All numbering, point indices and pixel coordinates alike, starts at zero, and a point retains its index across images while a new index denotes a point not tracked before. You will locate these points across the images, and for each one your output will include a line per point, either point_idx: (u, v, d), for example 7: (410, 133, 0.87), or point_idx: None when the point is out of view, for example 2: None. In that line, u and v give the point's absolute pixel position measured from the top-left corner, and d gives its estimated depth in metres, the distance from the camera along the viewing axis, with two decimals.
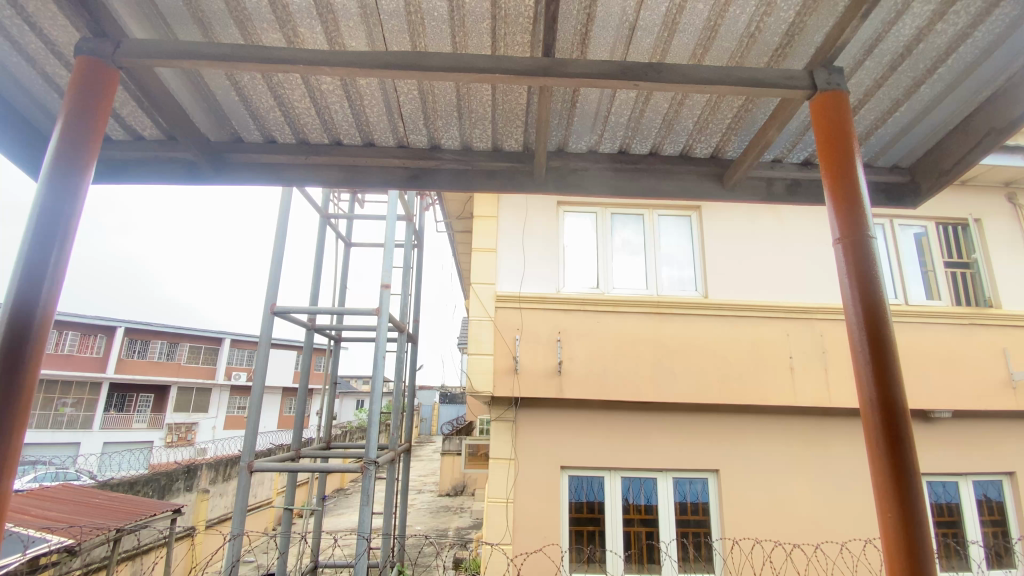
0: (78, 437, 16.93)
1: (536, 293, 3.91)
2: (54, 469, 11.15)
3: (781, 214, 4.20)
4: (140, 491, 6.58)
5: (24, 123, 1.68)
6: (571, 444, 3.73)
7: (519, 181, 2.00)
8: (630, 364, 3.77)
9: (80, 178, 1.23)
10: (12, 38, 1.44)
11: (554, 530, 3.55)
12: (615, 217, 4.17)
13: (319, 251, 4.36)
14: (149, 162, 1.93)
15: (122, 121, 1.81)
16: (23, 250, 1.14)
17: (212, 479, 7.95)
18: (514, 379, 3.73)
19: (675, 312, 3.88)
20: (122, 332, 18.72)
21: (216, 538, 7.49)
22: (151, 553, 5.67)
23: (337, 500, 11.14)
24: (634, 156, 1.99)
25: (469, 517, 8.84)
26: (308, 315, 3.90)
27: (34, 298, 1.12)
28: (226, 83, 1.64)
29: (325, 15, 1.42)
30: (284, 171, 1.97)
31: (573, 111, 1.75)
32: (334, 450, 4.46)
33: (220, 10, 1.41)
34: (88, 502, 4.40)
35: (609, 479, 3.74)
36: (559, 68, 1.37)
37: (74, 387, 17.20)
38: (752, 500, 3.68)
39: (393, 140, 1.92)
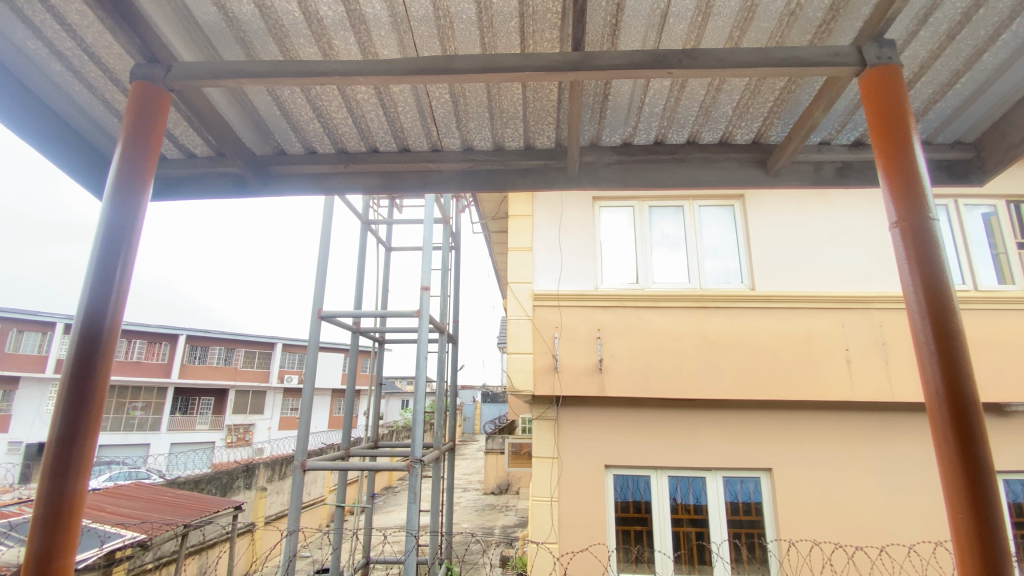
0: (148, 438, 18.14)
1: (575, 291, 3.88)
2: (127, 470, 12.04)
3: (832, 199, 3.98)
4: (204, 489, 6.97)
5: (85, 145, 1.80)
6: (615, 443, 3.68)
7: (552, 178, 2.00)
8: (675, 361, 3.68)
9: (140, 196, 1.31)
10: (74, 68, 1.54)
11: (600, 530, 3.52)
12: (653, 210, 4.07)
13: (361, 257, 4.51)
14: (201, 179, 2.05)
15: (176, 142, 1.92)
16: (91, 266, 1.23)
17: (269, 478, 8.36)
18: (555, 378, 3.71)
19: (720, 305, 3.76)
20: (184, 339, 19.92)
21: (274, 535, 7.85)
22: (215, 548, 6.00)
23: (385, 498, 11.47)
24: (671, 147, 1.94)
25: (515, 516, 8.87)
26: (353, 319, 4.03)
27: (104, 310, 1.20)
28: (269, 98, 1.70)
29: (357, 26, 1.46)
30: (325, 180, 2.04)
31: (605, 104, 1.72)
32: (381, 450, 4.58)
33: (259, 29, 1.46)
34: (157, 500, 4.71)
35: (656, 478, 3.66)
36: (588, 62, 1.35)
37: (143, 391, 18.46)
38: (808, 500, 3.52)
39: (427, 144, 1.95)
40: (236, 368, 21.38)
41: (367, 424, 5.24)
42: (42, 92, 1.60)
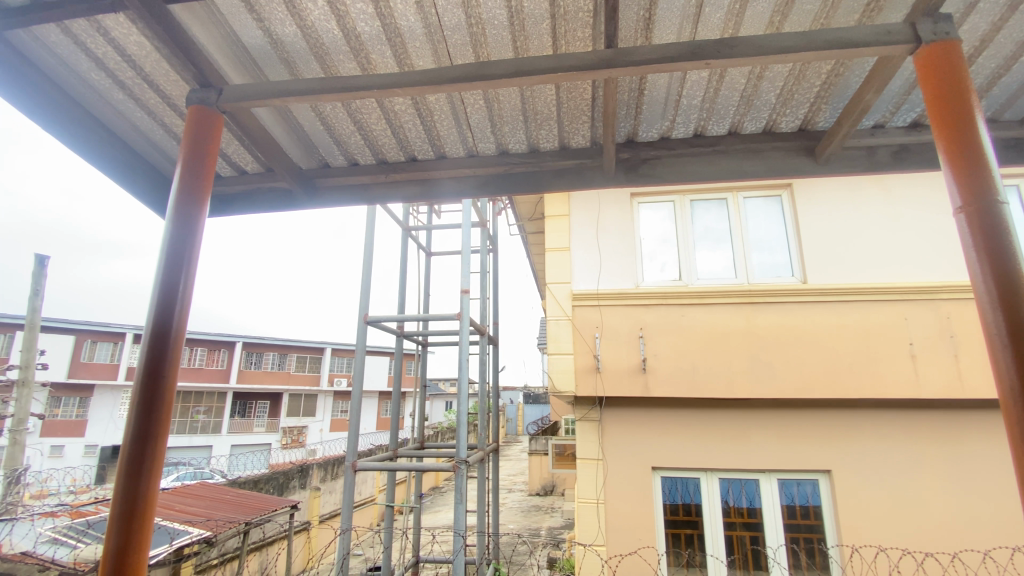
0: (211, 441, 19.23)
1: (615, 290, 3.82)
2: (192, 470, 12.83)
3: (889, 184, 3.75)
4: (263, 488, 7.32)
5: (146, 167, 1.93)
6: (661, 444, 3.60)
7: (589, 177, 1.98)
8: (722, 359, 3.57)
9: (199, 214, 1.39)
10: (135, 96, 1.66)
11: (649, 532, 3.45)
12: (695, 204, 3.96)
13: (403, 263, 4.62)
14: (253, 195, 2.17)
15: (229, 160, 2.03)
16: (157, 280, 1.31)
17: (322, 478, 8.68)
18: (597, 379, 3.67)
19: (769, 300, 3.62)
20: (241, 346, 20.98)
21: (328, 533, 8.16)
22: (274, 545, 6.30)
23: (432, 498, 11.68)
24: (711, 139, 1.88)
25: (561, 517, 8.84)
26: (396, 323, 4.14)
27: (168, 322, 1.28)
28: (312, 114, 1.77)
29: (393, 39, 1.50)
30: (366, 190, 2.11)
31: (641, 100, 1.69)
32: (428, 451, 4.67)
33: (302, 49, 1.53)
34: (220, 499, 4.99)
35: (706, 480, 3.56)
36: (621, 58, 1.33)
37: (205, 396, 19.59)
38: (871, 503, 3.34)
39: (463, 150, 1.99)
40: (289, 373, 22.32)
41: (413, 426, 5.36)
42: (107, 119, 1.73)
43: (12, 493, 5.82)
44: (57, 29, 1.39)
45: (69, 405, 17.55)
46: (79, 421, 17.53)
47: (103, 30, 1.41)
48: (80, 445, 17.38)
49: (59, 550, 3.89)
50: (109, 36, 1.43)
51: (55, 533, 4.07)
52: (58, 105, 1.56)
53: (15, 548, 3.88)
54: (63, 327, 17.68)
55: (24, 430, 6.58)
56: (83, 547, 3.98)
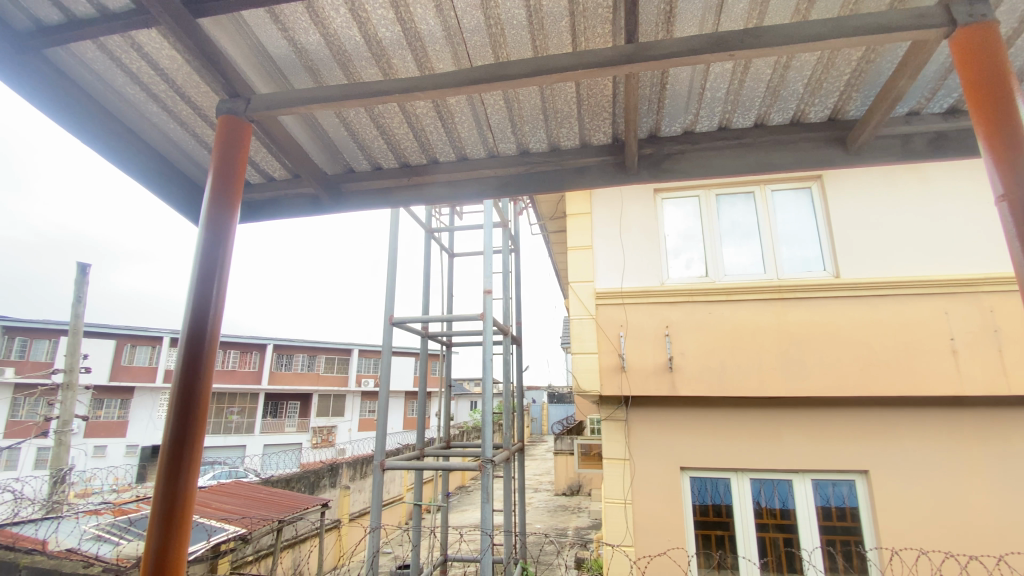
0: (244, 440, 19.84)
1: (639, 288, 3.78)
2: (228, 468, 13.25)
3: (927, 173, 3.60)
4: (295, 486, 7.50)
5: (180, 176, 2.00)
6: (690, 443, 3.54)
7: (611, 174, 1.96)
8: (752, 357, 3.49)
9: (230, 220, 1.42)
10: (168, 107, 1.72)
11: (678, 533, 3.41)
12: (721, 198, 3.88)
13: (427, 264, 4.67)
14: (281, 201, 2.22)
15: (257, 167, 2.08)
16: (192, 286, 1.35)
17: (351, 477, 8.86)
18: (622, 378, 3.63)
19: (800, 296, 3.52)
20: (271, 348, 21.53)
21: (358, 531, 8.32)
22: (306, 542, 6.45)
23: (459, 497, 11.77)
24: (736, 131, 1.84)
25: (588, 517, 8.79)
26: (421, 324, 4.19)
27: (203, 328, 1.32)
28: (336, 121, 1.81)
29: (413, 44, 1.52)
30: (390, 194, 2.14)
31: (663, 95, 1.67)
32: (454, 450, 4.70)
33: (325, 56, 1.56)
34: (254, 497, 5.13)
35: (736, 480, 3.49)
36: (642, 53, 1.31)
37: (238, 397, 20.19)
38: (912, 504, 3.21)
39: (484, 151, 2.00)
40: (318, 374, 22.79)
41: (439, 426, 5.40)
42: (143, 131, 1.80)
43: (62, 490, 6.12)
44: (94, 46, 1.45)
45: (111, 406, 18.32)
46: (121, 422, 18.29)
47: (137, 46, 1.46)
48: (122, 444, 18.15)
49: (104, 546, 4.06)
50: (142, 50, 1.48)
51: (98, 530, 4.29)
52: (96, 119, 1.63)
53: (61, 544, 4.10)
54: (104, 331, 18.44)
55: (71, 430, 6.90)
56: (125, 543, 4.15)
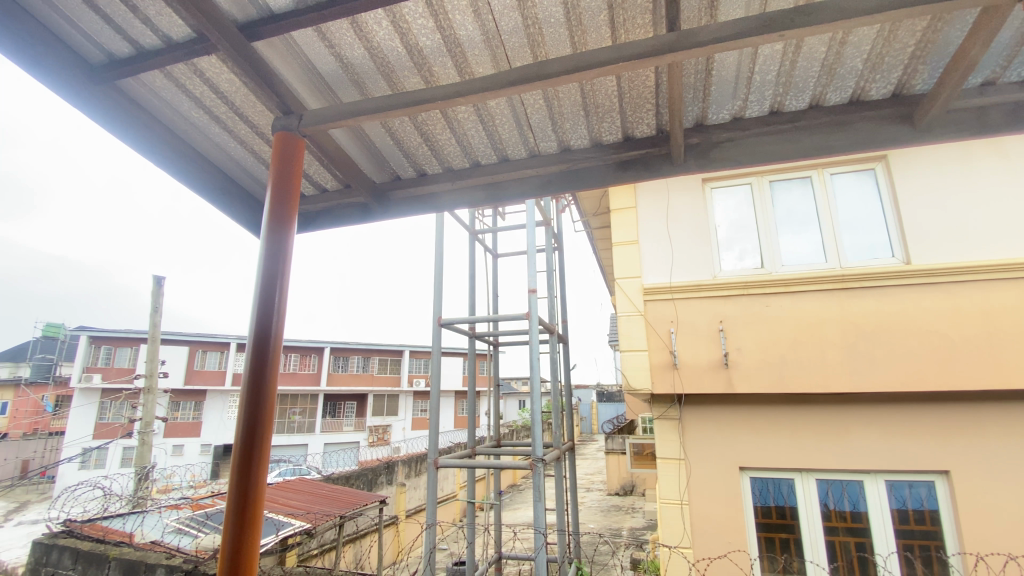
0: (306, 439, 21.04)
1: (689, 282, 3.67)
2: (293, 466, 14.00)
3: (1009, 146, 3.29)
4: (354, 483, 7.79)
5: (240, 191, 2.13)
6: (748, 443, 3.40)
7: (656, 167, 1.91)
8: (815, 351, 3.31)
9: (288, 231, 1.50)
10: (229, 128, 1.83)
11: (739, 536, 3.28)
12: (775, 184, 3.70)
13: (472, 266, 4.73)
14: (333, 211, 2.32)
15: (311, 180, 2.18)
16: (257, 293, 1.43)
17: (406, 474, 9.11)
18: (674, 375, 3.53)
19: (865, 285, 3.31)
20: (328, 350, 22.46)
21: (415, 527, 8.56)
22: (366, 537, 6.71)
23: (512, 495, 11.85)
24: (790, 115, 1.75)
25: (643, 518, 8.63)
26: (468, 324, 4.25)
27: (268, 333, 1.39)
28: (383, 131, 1.87)
29: (453, 50, 1.54)
30: (436, 199, 2.18)
31: (709, 81, 1.61)
32: (505, 449, 4.73)
33: (370, 69, 1.61)
34: (317, 493, 5.39)
35: (801, 480, 3.33)
36: (685, 40, 1.27)
37: (300, 398, 21.36)
38: (1000, 508, 2.96)
39: (525, 151, 2.00)
40: (372, 375, 23.58)
41: (489, 425, 5.46)
42: (207, 151, 1.92)
43: (145, 486, 6.63)
44: (161, 75, 1.56)
45: (187, 408, 19.68)
46: (195, 422, 19.61)
47: (199, 72, 1.57)
48: (197, 443, 19.47)
49: (184, 539, 4.39)
50: (204, 76, 1.59)
51: (178, 523, 4.62)
52: (165, 143, 1.76)
53: (147, 536, 4.47)
54: (177, 339, 19.84)
55: (152, 430, 7.47)
56: (202, 536, 4.48)
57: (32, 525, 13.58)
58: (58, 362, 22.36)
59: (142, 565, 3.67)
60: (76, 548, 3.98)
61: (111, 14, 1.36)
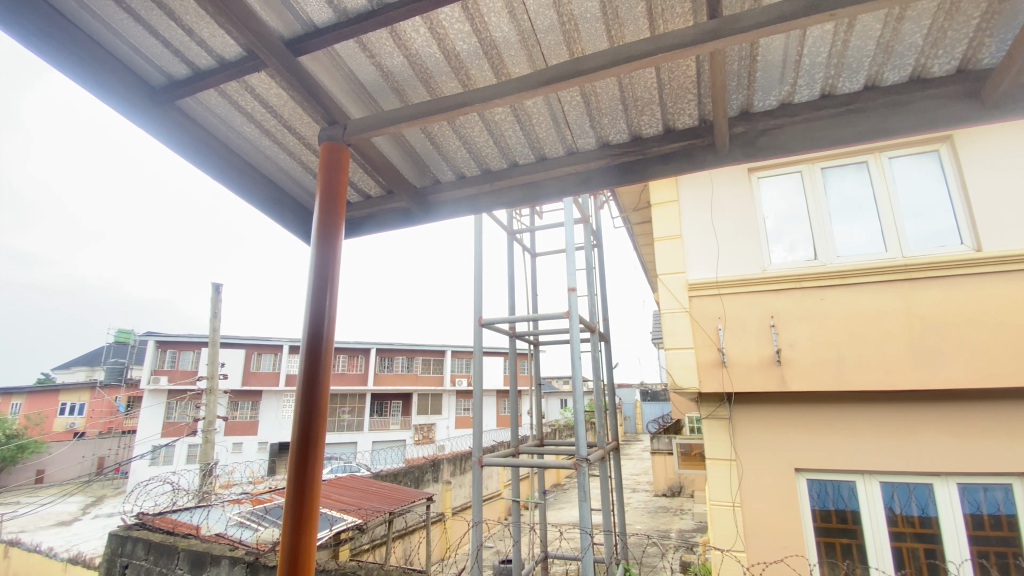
0: (355, 437, 21.74)
1: (737, 276, 3.55)
2: (343, 463, 14.54)
3: None
4: (402, 481, 7.97)
5: (290, 201, 2.22)
6: (804, 443, 3.26)
7: (699, 159, 1.85)
8: (876, 347, 3.12)
9: (336, 237, 1.55)
10: (278, 140, 1.91)
11: (796, 539, 3.15)
12: (827, 171, 3.51)
13: (511, 266, 4.75)
14: (377, 216, 2.38)
15: (356, 188, 2.25)
16: (309, 298, 1.49)
17: (452, 472, 9.26)
18: (723, 373, 3.43)
19: (931, 274, 3.09)
20: (374, 351, 23.09)
21: (462, 524, 8.69)
22: (414, 533, 6.88)
23: (556, 495, 11.83)
24: (842, 97, 1.66)
25: (692, 520, 8.42)
26: (509, 324, 4.27)
27: (320, 336, 1.45)
28: (423, 136, 1.90)
29: (489, 52, 1.55)
30: (475, 201, 2.21)
31: (754, 68, 1.55)
32: (548, 448, 4.73)
33: (409, 76, 1.64)
34: (367, 490, 5.57)
35: (862, 482, 3.16)
36: (727, 27, 1.23)
37: (348, 398, 22.10)
38: None
39: (563, 149, 1.99)
40: (416, 375, 24.08)
41: (533, 424, 5.46)
42: (259, 163, 2.02)
43: (209, 482, 7.02)
44: (216, 93, 1.65)
45: (244, 408, 20.74)
46: (252, 422, 20.63)
47: (250, 88, 1.65)
48: (255, 441, 20.47)
49: (245, 533, 4.63)
50: (255, 92, 1.67)
51: (240, 517, 4.87)
52: (221, 158, 1.86)
53: (212, 529, 4.75)
54: (234, 342, 20.93)
55: (214, 429, 7.90)
56: (262, 530, 4.72)
57: (108, 518, 14.63)
58: (129, 365, 24.00)
59: (208, 556, 3.90)
60: (148, 539, 4.27)
61: (169, 38, 1.45)
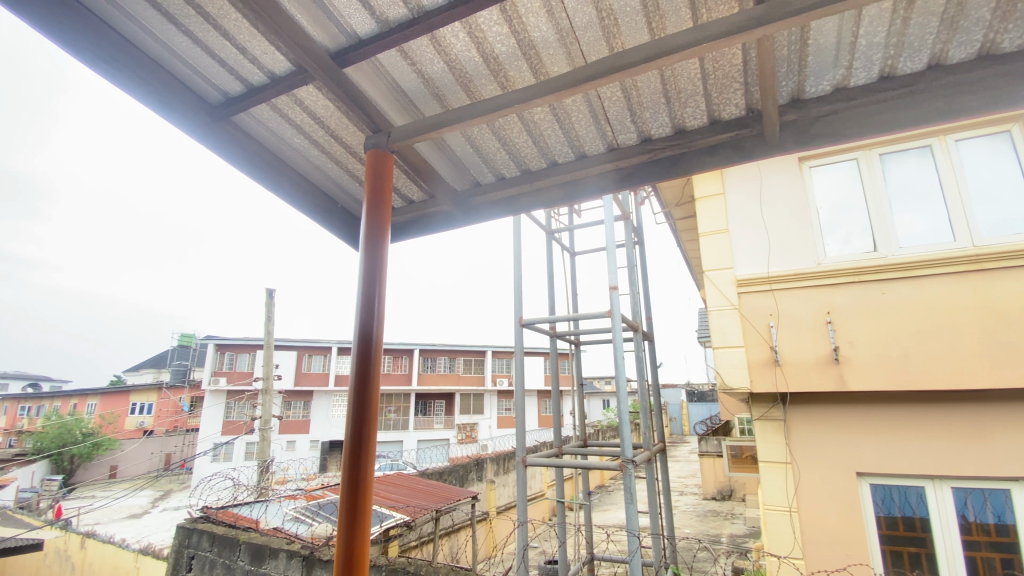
0: (400, 436, 22.30)
1: (789, 272, 3.40)
2: (390, 462, 14.96)
3: None
4: (447, 479, 8.09)
5: (337, 208, 2.30)
6: (865, 445, 3.08)
7: (747, 150, 1.78)
8: (946, 343, 2.91)
9: (383, 241, 1.59)
10: (326, 150, 1.98)
11: (859, 548, 2.98)
12: (886, 157, 3.30)
13: (550, 265, 4.73)
14: (419, 220, 2.43)
15: (400, 193, 2.31)
16: (359, 301, 1.54)
17: (495, 472, 9.34)
18: (776, 372, 3.29)
19: (1007, 265, 2.85)
20: (417, 352, 23.61)
21: (507, 523, 8.75)
22: (461, 532, 6.98)
23: (601, 496, 11.71)
24: (903, 79, 1.56)
25: (744, 524, 8.13)
26: (549, 324, 4.26)
27: (370, 338, 1.49)
28: (463, 140, 1.93)
29: (528, 52, 1.55)
30: (515, 202, 2.22)
31: (805, 52, 1.48)
32: (592, 449, 4.69)
33: (449, 81, 1.67)
34: (415, 488, 5.70)
35: (931, 488, 2.96)
36: (775, 12, 1.18)
37: (394, 398, 22.70)
38: None
39: (603, 146, 1.96)
40: (458, 375, 24.42)
41: (576, 425, 5.42)
42: (309, 173, 2.10)
43: (266, 478, 7.37)
44: (268, 108, 1.73)
45: (297, 408, 21.65)
46: (304, 421, 21.50)
47: (299, 101, 1.72)
48: (307, 439, 21.31)
49: (300, 527, 4.83)
50: (303, 104, 1.73)
51: (296, 512, 5.09)
52: (273, 168, 1.95)
53: (270, 523, 4.98)
54: (286, 344, 21.88)
55: (270, 428, 8.28)
56: (316, 524, 4.91)
57: (175, 512, 15.59)
58: (192, 367, 25.54)
59: (267, 549, 4.09)
60: (212, 532, 4.52)
61: (224, 57, 1.53)
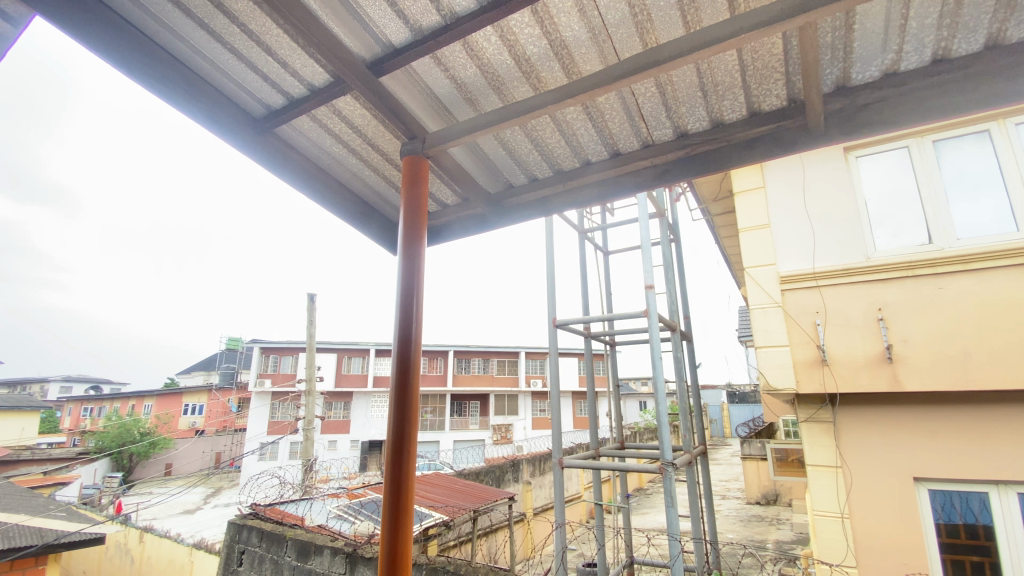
0: (437, 437, 22.60)
1: (835, 267, 3.26)
2: (427, 462, 15.19)
3: None
4: (484, 480, 8.15)
5: (375, 214, 2.35)
6: (923, 448, 2.91)
7: (789, 142, 1.72)
8: (1012, 340, 2.72)
9: (419, 245, 1.62)
10: (363, 157, 2.03)
11: (918, 557, 2.82)
12: (940, 144, 3.09)
13: (584, 265, 4.70)
14: (454, 223, 2.46)
15: (434, 198, 2.34)
16: (398, 303, 1.57)
17: (531, 473, 9.33)
18: (824, 372, 3.16)
19: None
20: (451, 354, 23.90)
21: (544, 525, 8.73)
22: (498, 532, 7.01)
23: (640, 499, 11.50)
24: (958, 61, 1.47)
25: (791, 530, 7.83)
26: (583, 324, 4.23)
27: (409, 340, 1.52)
28: (496, 143, 1.94)
29: (560, 53, 1.55)
30: (549, 203, 2.22)
31: (850, 38, 1.42)
32: (630, 450, 4.62)
33: (482, 85, 1.68)
34: (453, 488, 5.78)
35: (996, 493, 2.77)
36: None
37: (430, 399, 23.03)
38: None
39: (638, 143, 1.93)
40: (493, 376, 24.57)
41: (614, 426, 5.36)
42: (348, 181, 2.16)
43: (310, 476, 7.61)
44: (308, 118, 1.79)
45: (337, 409, 22.27)
46: (344, 421, 22.08)
47: (338, 111, 1.77)
48: (347, 439, 21.86)
49: (343, 525, 4.97)
50: (341, 114, 1.78)
51: (339, 510, 5.23)
52: (313, 177, 2.01)
53: (315, 520, 5.15)
54: (326, 347, 22.57)
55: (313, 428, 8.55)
56: (358, 522, 5.04)
57: (225, 508, 16.30)
58: (239, 369, 26.69)
59: (312, 545, 4.23)
60: (261, 528, 4.72)
61: (267, 71, 1.59)
